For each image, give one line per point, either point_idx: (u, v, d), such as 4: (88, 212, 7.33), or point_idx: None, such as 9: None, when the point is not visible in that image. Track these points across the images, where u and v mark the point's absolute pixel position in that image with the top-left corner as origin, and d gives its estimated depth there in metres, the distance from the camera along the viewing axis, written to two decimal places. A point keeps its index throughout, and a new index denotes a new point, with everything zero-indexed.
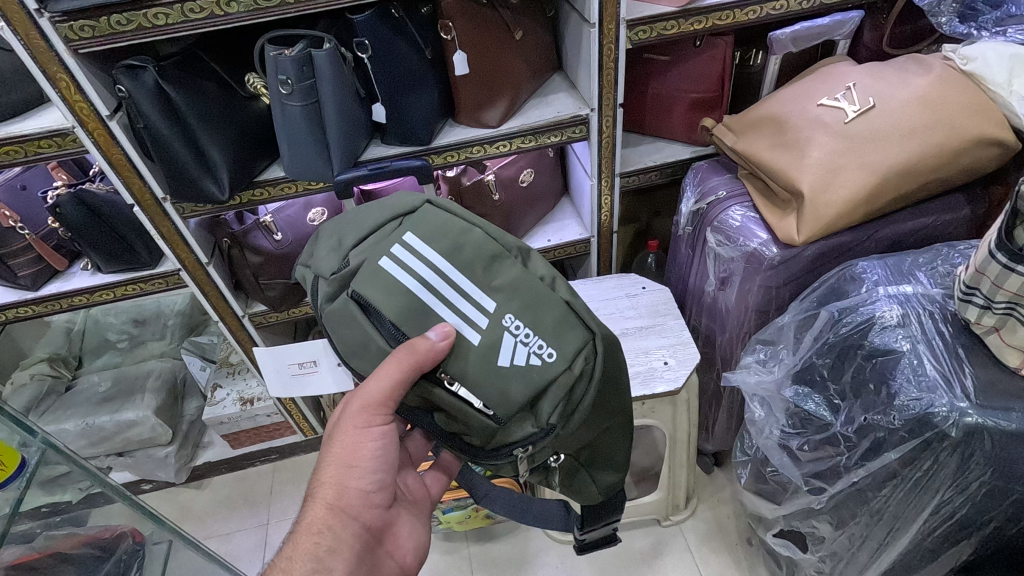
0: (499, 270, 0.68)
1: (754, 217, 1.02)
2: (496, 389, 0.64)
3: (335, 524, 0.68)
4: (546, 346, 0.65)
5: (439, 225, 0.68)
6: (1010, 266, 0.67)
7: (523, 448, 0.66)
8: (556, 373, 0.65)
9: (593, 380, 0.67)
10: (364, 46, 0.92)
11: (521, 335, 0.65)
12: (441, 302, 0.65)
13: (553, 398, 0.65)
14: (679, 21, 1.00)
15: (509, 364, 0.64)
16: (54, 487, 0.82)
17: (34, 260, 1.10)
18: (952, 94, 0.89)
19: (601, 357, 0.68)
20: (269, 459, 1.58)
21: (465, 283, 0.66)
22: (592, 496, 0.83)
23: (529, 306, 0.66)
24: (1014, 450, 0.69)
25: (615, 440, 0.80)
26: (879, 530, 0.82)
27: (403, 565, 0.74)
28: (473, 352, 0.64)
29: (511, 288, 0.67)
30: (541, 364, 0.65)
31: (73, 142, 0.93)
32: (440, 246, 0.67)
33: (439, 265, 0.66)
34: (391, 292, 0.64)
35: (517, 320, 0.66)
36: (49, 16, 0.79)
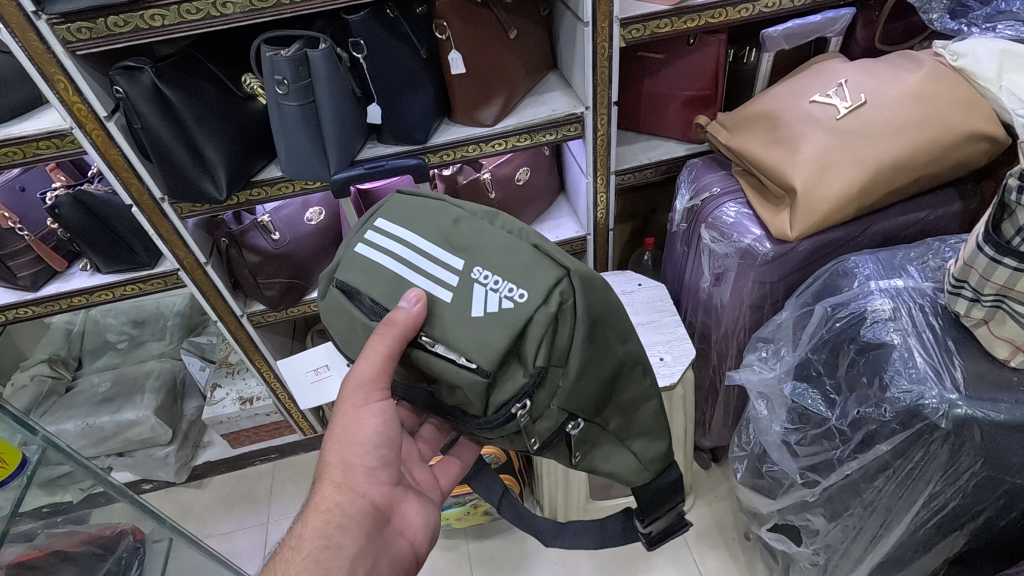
0: (464, 229, 0.68)
1: (747, 212, 1.03)
2: (478, 341, 0.62)
3: (343, 501, 0.67)
4: (516, 289, 0.64)
5: (409, 208, 0.71)
6: (997, 258, 0.68)
7: (520, 405, 0.65)
8: (532, 312, 0.63)
9: (577, 316, 0.64)
10: (360, 47, 0.93)
11: (490, 283, 0.64)
12: (411, 272, 0.66)
13: (534, 341, 0.63)
14: (672, 20, 1.00)
15: (483, 313, 0.63)
16: (55, 486, 0.83)
17: (33, 261, 1.10)
18: (942, 90, 0.90)
19: (579, 290, 0.65)
20: (268, 458, 1.58)
21: (434, 250, 0.67)
22: (639, 476, 0.75)
23: (494, 255, 0.65)
24: (1003, 441, 0.70)
25: (647, 401, 0.75)
26: (872, 522, 0.83)
27: (414, 545, 0.73)
28: (450, 311, 0.64)
29: (475, 243, 0.66)
30: (514, 306, 0.63)
31: (72, 143, 0.94)
32: (409, 226, 0.69)
33: (406, 241, 0.68)
34: (371, 276, 0.68)
35: (485, 270, 0.65)
36: (47, 18, 0.80)
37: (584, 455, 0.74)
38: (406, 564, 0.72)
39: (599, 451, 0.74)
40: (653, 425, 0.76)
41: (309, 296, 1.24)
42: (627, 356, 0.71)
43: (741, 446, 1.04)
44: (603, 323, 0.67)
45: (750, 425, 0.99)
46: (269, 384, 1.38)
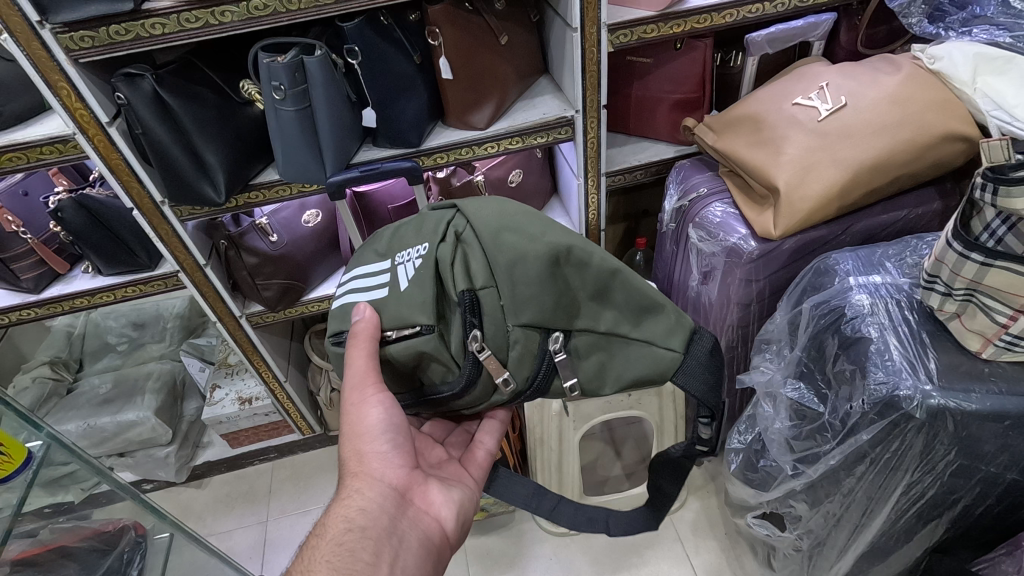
0: (384, 238, 0.79)
1: (734, 212, 1.05)
2: (418, 303, 0.69)
3: (362, 486, 0.69)
4: (420, 246, 0.72)
5: (356, 255, 0.83)
6: (965, 253, 0.71)
7: (475, 337, 0.67)
8: (437, 253, 0.70)
9: (476, 233, 0.70)
10: (355, 53, 0.95)
11: (406, 257, 0.73)
12: (356, 294, 0.76)
13: (449, 275, 0.69)
14: (659, 25, 1.03)
15: (408, 281, 0.71)
16: (57, 486, 0.85)
17: (36, 264, 1.13)
18: (920, 92, 0.93)
19: (466, 214, 0.72)
20: (268, 458, 1.61)
21: (370, 266, 0.77)
22: (665, 361, 0.70)
23: (407, 239, 0.76)
24: (975, 430, 0.72)
25: (632, 283, 0.71)
26: (855, 512, 0.86)
27: (441, 521, 0.72)
28: (391, 297, 0.72)
29: (392, 243, 0.77)
30: (423, 257, 0.71)
31: (75, 148, 0.96)
32: (353, 268, 0.81)
33: (353, 280, 0.79)
34: (336, 317, 0.78)
35: (403, 252, 0.74)
36: (51, 28, 0.82)
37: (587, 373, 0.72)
38: (437, 543, 0.71)
39: (608, 361, 0.72)
40: (641, 304, 0.71)
41: (308, 296, 1.27)
42: (556, 241, 0.69)
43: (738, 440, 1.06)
44: (510, 226, 0.70)
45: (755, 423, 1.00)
46: (267, 385, 1.40)
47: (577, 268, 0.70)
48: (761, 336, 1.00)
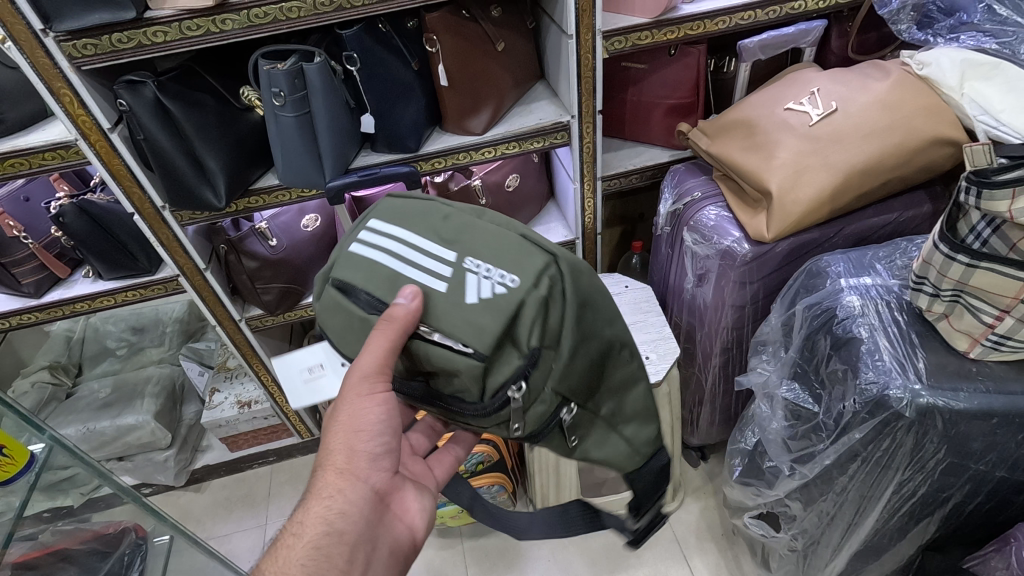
0: (454, 221, 0.68)
1: (728, 215, 1.07)
2: (477, 327, 0.61)
3: (345, 487, 0.68)
4: (508, 275, 0.63)
5: (399, 207, 0.71)
6: (951, 254, 0.72)
7: (515, 388, 0.63)
8: (524, 297, 0.62)
9: (568, 301, 0.64)
10: (353, 60, 0.97)
11: (482, 271, 0.64)
12: (397, 263, 0.66)
13: (528, 323, 0.62)
14: (653, 32, 1.05)
15: (477, 300, 0.62)
16: (56, 491, 0.86)
17: (37, 268, 1.14)
18: (909, 97, 0.95)
19: (567, 276, 0.65)
20: (267, 461, 1.61)
21: (427, 243, 0.66)
22: (631, 461, 0.74)
23: (486, 246, 0.66)
24: (964, 428, 0.74)
25: (640, 390, 0.74)
26: (847, 511, 0.87)
27: (413, 529, 0.73)
28: (447, 300, 0.63)
29: (466, 237, 0.67)
30: (508, 291, 0.62)
31: (77, 154, 0.97)
32: (402, 222, 0.69)
33: (402, 238, 0.68)
34: (361, 269, 0.68)
35: (478, 260, 0.65)
36: (54, 36, 0.84)
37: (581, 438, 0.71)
38: (406, 550, 0.72)
39: (591, 439, 0.72)
40: (645, 408, 0.74)
41: (307, 301, 1.28)
42: (614, 337, 0.70)
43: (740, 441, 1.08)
44: (591, 304, 0.67)
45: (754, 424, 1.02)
46: (267, 389, 1.41)
47: (616, 365, 0.71)
48: (756, 337, 1.01)
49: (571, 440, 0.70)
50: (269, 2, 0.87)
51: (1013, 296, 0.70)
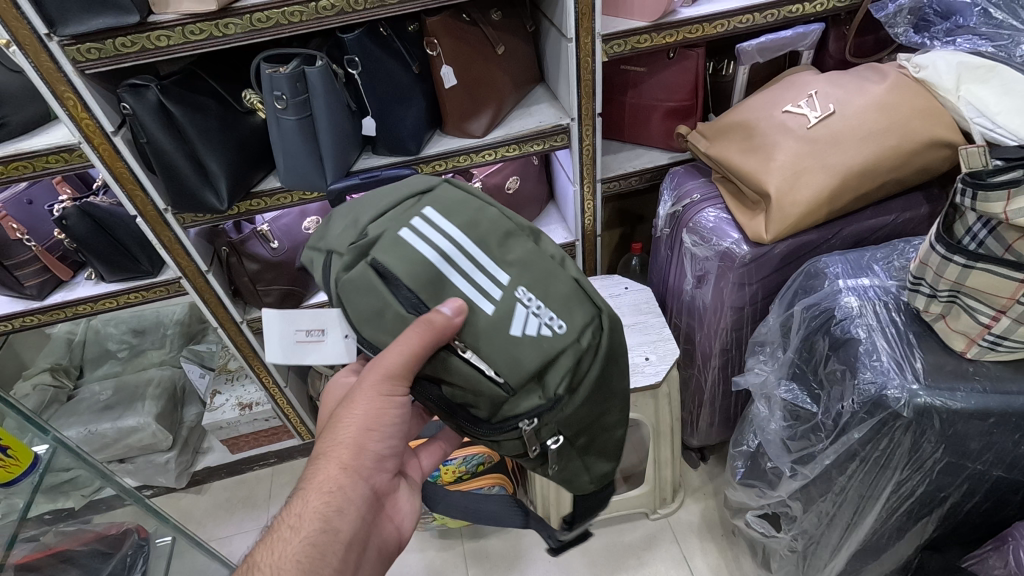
0: (512, 244, 0.67)
1: (727, 217, 1.07)
2: (516, 359, 0.61)
3: (347, 485, 0.65)
4: (557, 318, 0.64)
5: (458, 203, 0.67)
6: (948, 255, 0.73)
7: (528, 421, 0.63)
8: (567, 346, 0.63)
9: (601, 357, 0.66)
10: (355, 63, 0.98)
11: (533, 306, 0.63)
12: (447, 265, 0.63)
13: (562, 368, 0.63)
14: (652, 35, 1.06)
15: (522, 333, 0.62)
16: (58, 493, 0.86)
17: (40, 271, 1.14)
18: (906, 100, 0.96)
19: (608, 334, 0.67)
20: (268, 463, 1.62)
21: (483, 257, 0.64)
22: (583, 487, 0.76)
23: (540, 281, 0.65)
24: (961, 427, 0.74)
25: (614, 433, 0.74)
26: (846, 511, 0.88)
27: (400, 530, 0.72)
28: (491, 322, 0.62)
29: (523, 264, 0.66)
30: (554, 335, 0.63)
31: (80, 157, 0.98)
32: (458, 219, 0.66)
33: (458, 239, 0.64)
34: (406, 257, 0.62)
35: (529, 293, 0.64)
36: (58, 40, 0.84)
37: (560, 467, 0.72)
38: (390, 550, 0.71)
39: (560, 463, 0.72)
40: (613, 446, 0.75)
41: (308, 302, 1.29)
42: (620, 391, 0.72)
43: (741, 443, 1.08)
44: (615, 360, 0.69)
45: (754, 425, 1.03)
46: (268, 391, 1.41)
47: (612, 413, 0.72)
48: (756, 338, 1.02)
49: (549, 468, 0.71)
50: (271, 6, 0.88)
51: (1009, 297, 0.70)
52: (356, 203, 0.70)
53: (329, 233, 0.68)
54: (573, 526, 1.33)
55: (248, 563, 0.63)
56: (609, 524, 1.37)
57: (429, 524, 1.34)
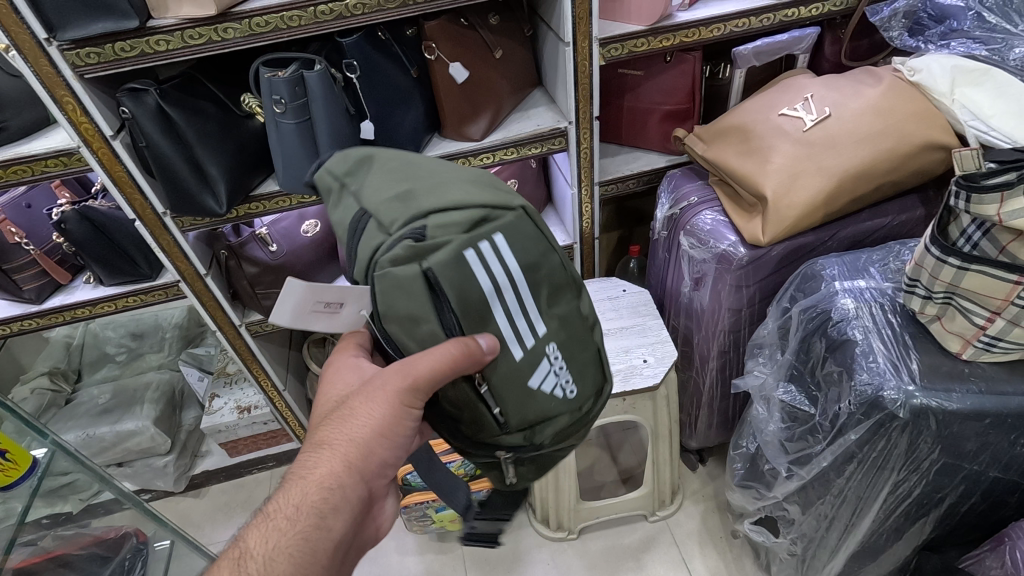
0: (559, 297, 0.66)
1: (724, 220, 1.08)
2: (523, 407, 0.64)
3: (347, 484, 0.63)
4: (570, 382, 0.67)
5: (529, 239, 0.63)
6: (942, 258, 0.73)
7: (503, 451, 0.66)
8: (566, 410, 0.67)
9: (585, 424, 0.70)
10: (353, 67, 0.98)
11: (556, 365, 0.65)
12: (496, 301, 0.60)
13: (552, 424, 0.66)
14: (649, 39, 1.07)
15: (538, 387, 0.64)
16: (56, 498, 0.85)
17: (38, 274, 1.14)
18: (900, 103, 0.96)
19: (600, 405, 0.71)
20: (266, 466, 1.61)
21: (530, 302, 0.63)
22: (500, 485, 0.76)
23: (570, 341, 0.67)
24: (957, 428, 0.75)
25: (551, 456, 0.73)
26: (844, 512, 0.88)
27: (380, 527, 0.71)
28: (516, 367, 0.62)
29: (561, 320, 0.66)
30: (562, 397, 0.66)
31: (79, 160, 0.98)
32: (524, 258, 0.62)
33: (515, 275, 0.61)
34: (461, 279, 0.58)
35: (557, 351, 0.65)
36: (58, 44, 0.85)
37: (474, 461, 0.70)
38: (367, 544, 0.70)
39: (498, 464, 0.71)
40: (545, 460, 0.73)
41: None
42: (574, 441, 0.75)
43: (740, 445, 1.09)
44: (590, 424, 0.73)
45: (751, 427, 1.03)
46: (267, 394, 1.41)
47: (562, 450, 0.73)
48: (754, 340, 1.02)
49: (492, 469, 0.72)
50: (271, 11, 0.88)
51: (1003, 298, 0.71)
52: (415, 171, 0.62)
53: (377, 192, 0.60)
54: (572, 528, 1.33)
55: (237, 549, 0.60)
56: (607, 526, 1.37)
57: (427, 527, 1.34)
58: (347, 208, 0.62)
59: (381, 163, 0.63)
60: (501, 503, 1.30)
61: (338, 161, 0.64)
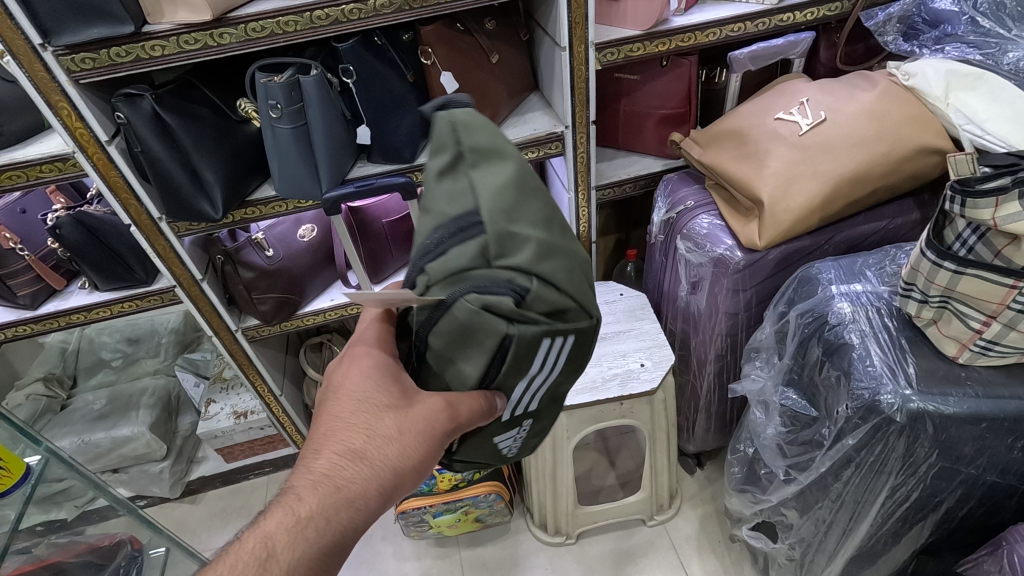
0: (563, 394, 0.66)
1: (721, 224, 1.08)
2: (471, 449, 0.67)
3: (377, 505, 0.56)
4: (513, 448, 0.71)
5: (583, 353, 0.59)
6: (938, 261, 0.73)
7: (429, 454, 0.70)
8: (490, 460, 0.72)
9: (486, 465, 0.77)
10: (349, 72, 0.98)
11: (517, 433, 0.68)
12: (527, 380, 0.59)
13: (473, 463, 0.71)
14: (645, 43, 1.07)
15: (495, 443, 0.67)
16: (50, 505, 0.85)
17: (33, 280, 1.13)
18: (896, 107, 0.97)
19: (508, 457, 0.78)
20: (263, 472, 1.61)
21: (542, 389, 0.62)
22: None
23: (540, 422, 0.69)
24: (954, 432, 0.75)
25: None
26: (842, 516, 0.88)
27: None
28: (494, 427, 0.64)
29: (548, 407, 0.67)
30: (499, 452, 0.70)
31: (74, 166, 0.98)
32: (569, 362, 0.59)
33: (551, 368, 0.59)
34: (519, 358, 0.55)
35: (525, 426, 0.68)
36: (53, 50, 0.85)
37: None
38: None
39: None
40: None
41: (303, 310, 1.28)
42: None
43: (740, 450, 1.09)
44: None
45: (749, 431, 1.03)
46: (263, 400, 1.40)
47: None
48: (751, 344, 1.02)
49: None
50: (267, 16, 0.88)
51: (999, 302, 0.71)
52: (548, 218, 0.52)
53: (499, 215, 0.50)
54: (569, 532, 1.33)
55: (257, 550, 0.51)
56: (606, 531, 1.37)
57: (425, 533, 1.33)
58: (451, 194, 0.51)
59: (521, 178, 0.50)
60: (500, 508, 1.30)
61: (472, 132, 0.50)
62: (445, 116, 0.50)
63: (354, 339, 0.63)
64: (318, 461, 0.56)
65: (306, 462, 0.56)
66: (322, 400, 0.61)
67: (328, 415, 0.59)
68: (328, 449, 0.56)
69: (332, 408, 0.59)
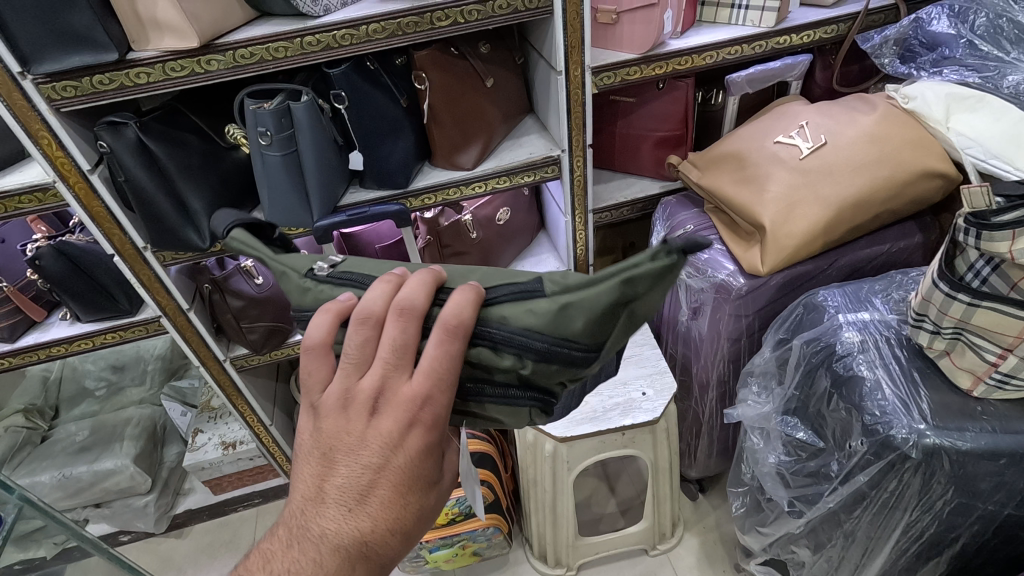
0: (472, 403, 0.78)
1: (722, 249, 1.06)
2: None
3: None
4: None
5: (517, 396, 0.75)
6: (951, 293, 0.72)
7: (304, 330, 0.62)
8: None
9: None
10: (342, 98, 0.96)
11: None
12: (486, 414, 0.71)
13: None
14: (641, 67, 1.06)
15: None
16: (29, 542, 0.78)
17: (11, 312, 1.09)
18: (896, 130, 0.96)
19: None
20: (252, 503, 1.55)
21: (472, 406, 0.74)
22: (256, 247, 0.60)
23: None
24: (970, 468, 0.72)
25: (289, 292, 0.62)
26: (854, 552, 0.85)
27: None
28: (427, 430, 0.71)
29: None
30: None
31: (55, 196, 0.94)
32: None
33: None
34: None
35: None
36: (32, 78, 0.82)
37: (242, 241, 0.59)
38: None
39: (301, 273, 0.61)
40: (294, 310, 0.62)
41: (292, 339, 1.24)
42: None
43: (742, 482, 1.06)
44: None
45: (749, 460, 1.01)
46: (252, 430, 1.36)
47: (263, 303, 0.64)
48: (751, 369, 1.00)
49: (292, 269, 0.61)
50: (255, 42, 0.86)
51: (1016, 335, 0.69)
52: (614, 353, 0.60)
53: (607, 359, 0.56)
54: (570, 564, 1.29)
55: None
56: (607, 561, 1.33)
57: (422, 567, 1.28)
58: (602, 319, 0.53)
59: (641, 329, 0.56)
60: (499, 541, 1.26)
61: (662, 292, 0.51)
62: (670, 270, 0.49)
63: (425, 391, 0.52)
64: (366, 527, 0.52)
65: (352, 523, 0.51)
66: (360, 443, 0.52)
67: (377, 475, 0.52)
68: (378, 519, 0.52)
69: (382, 468, 0.52)
